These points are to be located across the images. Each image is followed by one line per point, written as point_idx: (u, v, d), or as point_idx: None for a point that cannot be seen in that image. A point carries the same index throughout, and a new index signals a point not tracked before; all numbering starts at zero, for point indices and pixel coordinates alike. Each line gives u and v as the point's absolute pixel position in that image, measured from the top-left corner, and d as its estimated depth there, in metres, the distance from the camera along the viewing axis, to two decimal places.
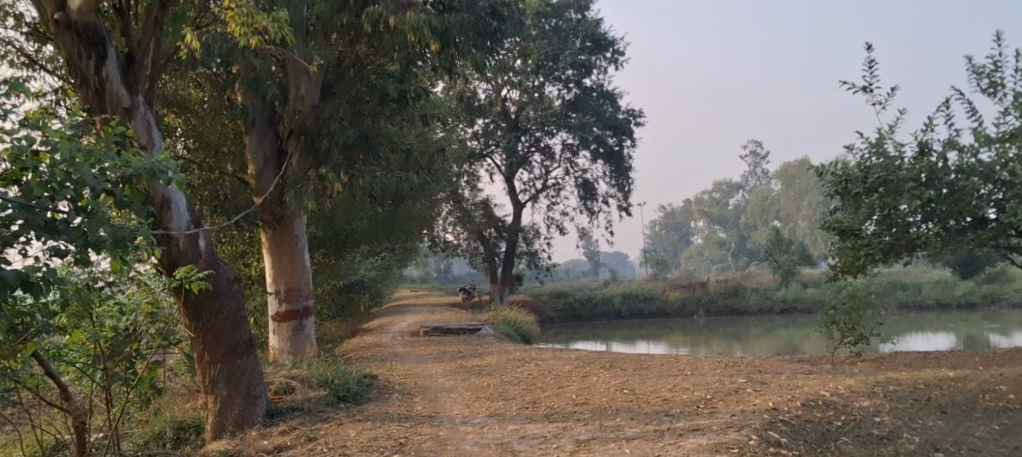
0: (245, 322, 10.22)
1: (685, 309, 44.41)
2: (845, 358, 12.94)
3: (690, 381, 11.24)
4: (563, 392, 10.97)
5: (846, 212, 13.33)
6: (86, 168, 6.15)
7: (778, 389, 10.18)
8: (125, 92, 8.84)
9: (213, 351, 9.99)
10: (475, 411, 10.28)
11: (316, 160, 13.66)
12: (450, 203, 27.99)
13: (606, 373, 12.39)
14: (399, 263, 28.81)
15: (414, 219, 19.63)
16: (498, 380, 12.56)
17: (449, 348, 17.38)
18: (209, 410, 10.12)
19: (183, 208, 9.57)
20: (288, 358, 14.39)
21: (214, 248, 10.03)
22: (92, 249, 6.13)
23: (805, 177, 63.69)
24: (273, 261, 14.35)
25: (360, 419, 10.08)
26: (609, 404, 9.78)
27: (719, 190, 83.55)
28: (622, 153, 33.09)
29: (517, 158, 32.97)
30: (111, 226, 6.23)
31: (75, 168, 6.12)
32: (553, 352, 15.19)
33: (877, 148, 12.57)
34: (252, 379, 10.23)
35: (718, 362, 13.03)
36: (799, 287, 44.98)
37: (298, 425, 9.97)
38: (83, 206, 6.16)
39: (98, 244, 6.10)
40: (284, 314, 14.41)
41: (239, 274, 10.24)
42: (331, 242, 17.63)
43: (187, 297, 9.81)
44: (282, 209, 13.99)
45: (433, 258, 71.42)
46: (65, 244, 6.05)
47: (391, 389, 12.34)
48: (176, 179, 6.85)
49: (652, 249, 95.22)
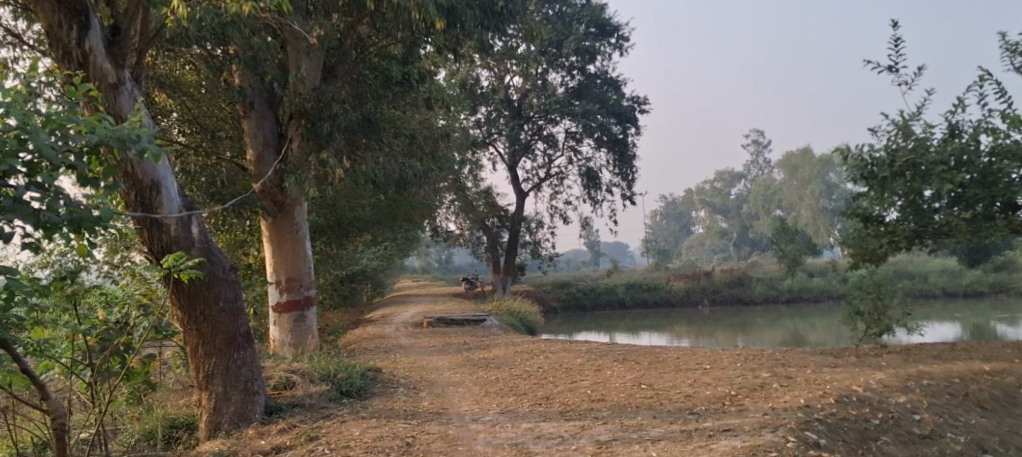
0: (242, 314, 9.65)
1: (690, 298, 43.82)
2: (871, 350, 12.37)
3: (711, 375, 10.68)
4: (577, 387, 10.41)
5: (868, 198, 12.86)
6: (43, 137, 5.72)
7: (806, 384, 9.62)
8: (110, 68, 8.23)
9: (207, 345, 9.43)
10: (486, 407, 9.72)
11: (318, 144, 13.07)
12: (453, 192, 27.40)
13: (620, 366, 11.83)
14: (402, 252, 28.26)
15: (418, 206, 19.04)
16: (508, 373, 12.01)
17: (455, 340, 16.80)
18: (204, 407, 9.56)
19: (173, 188, 9.01)
20: (288, 350, 13.87)
21: (208, 235, 9.45)
22: (47, 229, 5.71)
23: (807, 166, 63.06)
24: (273, 250, 13.78)
25: (364, 416, 9.52)
26: (628, 400, 9.22)
27: (720, 179, 82.88)
28: (627, 141, 32.48)
29: (521, 146, 32.35)
30: (68, 203, 5.81)
31: (31, 135, 5.68)
32: (562, 344, 14.63)
33: (902, 132, 12.13)
34: (250, 374, 9.67)
35: (738, 355, 12.47)
36: (805, 276, 44.42)
37: (298, 422, 9.41)
38: (37, 179, 5.72)
39: (51, 225, 5.68)
40: (284, 305, 13.85)
41: (236, 263, 9.66)
42: (332, 231, 17.06)
43: (181, 287, 9.23)
44: (282, 196, 13.39)
45: (435, 248, 70.86)
46: (14, 224, 5.61)
47: (396, 383, 11.78)
48: (149, 148, 6.37)
49: (653, 238, 94.60)
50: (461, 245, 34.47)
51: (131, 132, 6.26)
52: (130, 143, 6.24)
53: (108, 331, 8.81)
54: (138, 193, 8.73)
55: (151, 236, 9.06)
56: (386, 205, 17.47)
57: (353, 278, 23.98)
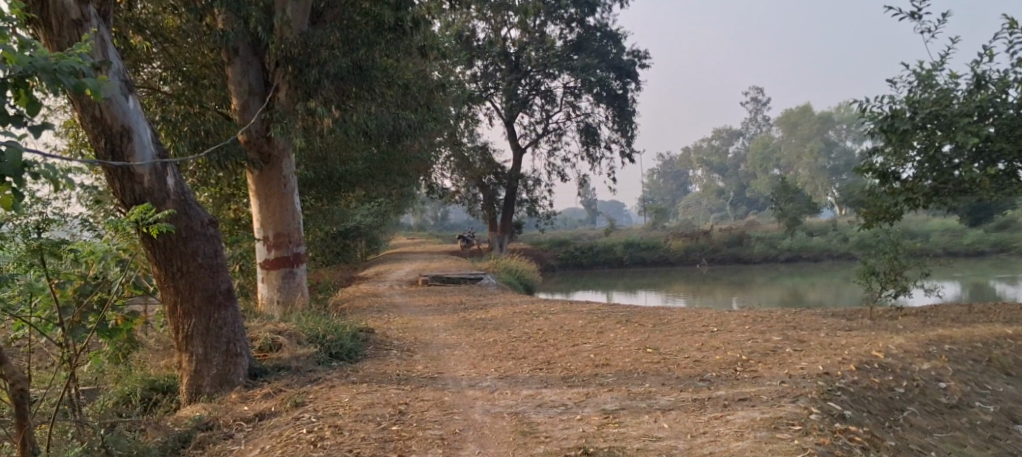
0: (223, 271, 9.10)
1: (688, 257, 43.27)
2: (884, 312, 11.86)
3: (719, 338, 10.14)
4: (580, 350, 9.88)
5: (884, 153, 12.26)
6: None
7: (822, 348, 9.08)
8: (73, 3, 7.84)
9: (186, 303, 8.89)
10: (483, 372, 9.18)
11: (305, 92, 12.44)
12: (449, 148, 26.72)
13: (623, 328, 11.30)
14: (398, 209, 27.67)
15: (412, 161, 18.40)
16: (506, 336, 11.46)
17: (451, 299, 16.27)
18: (184, 369, 9.04)
19: (146, 135, 8.43)
20: (277, 308, 13.36)
21: (185, 186, 8.88)
22: None
23: (807, 124, 62.24)
24: (259, 204, 13.19)
25: (354, 380, 8.98)
26: (634, 365, 8.68)
27: (719, 136, 81.53)
28: (627, 97, 31.77)
29: (518, 101, 31.55)
30: None
31: None
32: (562, 304, 14.09)
33: (923, 82, 11.50)
34: (232, 334, 9.13)
35: (747, 316, 11.93)
36: (805, 236, 43.90)
37: (284, 387, 8.88)
38: None
39: None
40: (273, 262, 13.32)
41: (216, 218, 9.08)
42: (323, 185, 16.43)
43: (157, 242, 8.67)
44: (269, 147, 12.79)
45: (431, 206, 70.24)
46: None
47: (389, 345, 11.24)
48: (86, 83, 5.76)
49: (651, 197, 93.97)
50: (457, 202, 33.85)
51: (63, 61, 5.70)
52: (62, 73, 5.69)
53: (81, 287, 8.40)
54: (110, 141, 8.17)
55: (123, 186, 8.49)
56: (379, 159, 16.83)
57: (346, 234, 23.39)
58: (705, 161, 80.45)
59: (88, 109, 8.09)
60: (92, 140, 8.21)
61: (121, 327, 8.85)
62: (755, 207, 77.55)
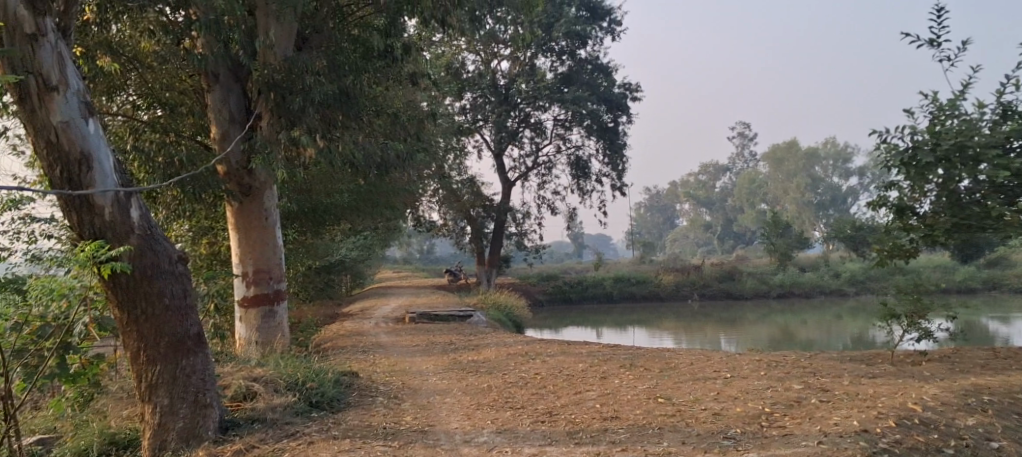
0: (193, 312, 8.23)
1: (679, 292, 42.46)
2: (906, 356, 11.07)
3: (735, 386, 9.35)
4: (584, 400, 9.07)
5: (903, 187, 11.47)
6: None
7: (852, 399, 8.29)
8: (27, 15, 7.23)
9: (151, 349, 8.04)
10: (479, 425, 8.32)
11: (289, 121, 11.65)
12: (436, 181, 25.92)
13: (628, 374, 10.48)
14: (384, 242, 26.92)
15: (401, 194, 17.59)
16: (500, 381, 10.63)
17: (440, 338, 15.39)
18: (147, 422, 8.17)
19: (107, 163, 7.56)
20: (254, 349, 12.44)
21: (152, 220, 8.05)
22: None
23: (793, 159, 61.66)
24: (238, 239, 12.34)
25: (336, 436, 8.11)
26: (647, 419, 7.87)
27: (705, 171, 80.54)
28: (617, 130, 31.12)
29: (507, 134, 30.63)
30: None
31: None
32: (559, 346, 13.24)
33: (945, 113, 10.77)
34: (201, 383, 8.25)
35: (759, 361, 11.15)
36: (796, 272, 43.15)
37: (258, 443, 8.07)
38: None
39: None
40: (252, 299, 12.46)
41: (186, 254, 8.24)
42: (307, 219, 15.62)
43: (119, 281, 7.85)
44: (250, 178, 12.01)
45: (417, 239, 69.15)
46: None
47: (375, 392, 10.36)
48: None
49: (637, 231, 93.29)
50: (444, 236, 32.98)
51: None
52: None
53: (45, 328, 8.23)
54: (66, 168, 7.35)
55: (81, 220, 7.72)
56: (366, 191, 16.01)
57: (329, 269, 22.50)
58: (692, 196, 79.71)
59: (43, 133, 7.32)
60: (47, 169, 7.40)
61: (84, 370, 8.55)
62: (743, 242, 76.94)
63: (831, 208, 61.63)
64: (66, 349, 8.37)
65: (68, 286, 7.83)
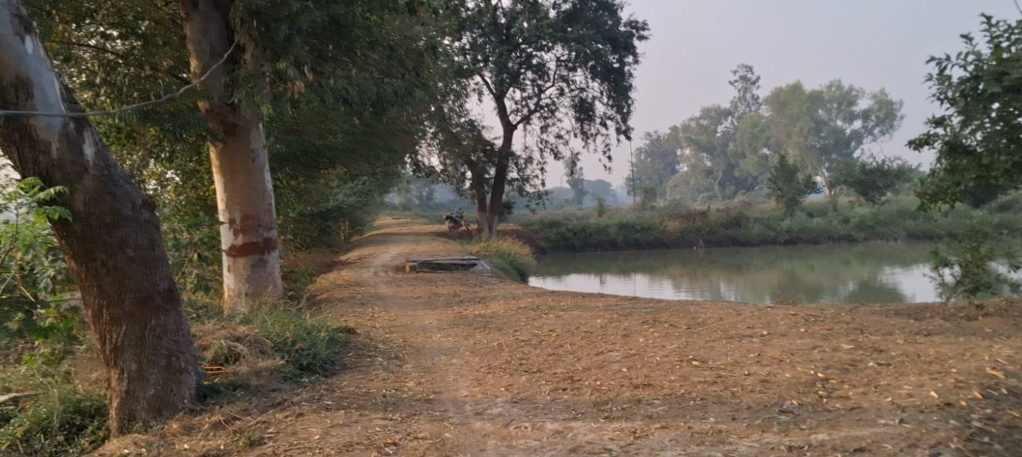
0: (162, 265, 7.22)
1: (684, 239, 41.32)
2: (959, 310, 10.03)
3: (777, 346, 8.34)
4: (608, 363, 8.06)
5: (956, 120, 10.25)
6: None
7: (917, 362, 7.24)
8: None
9: (113, 307, 7.02)
10: (492, 394, 7.29)
11: (275, 54, 10.47)
12: (434, 124, 24.59)
13: (654, 332, 9.44)
14: (382, 188, 25.80)
15: (399, 136, 16.37)
16: (510, 338, 9.63)
17: (443, 290, 14.36)
18: (112, 389, 7.16)
19: (51, 91, 6.62)
20: (244, 301, 11.45)
21: (110, 158, 7.01)
22: None
23: (797, 103, 60.08)
24: (224, 182, 11.23)
25: (330, 407, 7.10)
26: (685, 388, 6.85)
27: (707, 115, 78.87)
28: (623, 70, 29.77)
29: (508, 75, 29.20)
30: None
31: None
32: (572, 299, 12.19)
33: (1010, 37, 9.52)
34: (175, 344, 7.25)
35: (796, 316, 10.11)
36: (805, 217, 41.98)
37: (240, 414, 7.09)
38: None
39: None
40: (240, 248, 11.42)
41: (152, 199, 7.18)
42: (300, 161, 14.50)
43: (72, 229, 6.82)
44: (234, 116, 10.90)
45: (415, 185, 67.46)
46: None
47: (373, 351, 9.31)
48: None
49: (637, 177, 91.87)
50: (444, 182, 31.77)
51: None
52: None
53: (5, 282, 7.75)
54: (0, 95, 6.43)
55: (22, 157, 6.69)
56: (362, 131, 14.80)
57: (323, 215, 21.35)
58: (693, 140, 78.12)
59: None
60: None
61: (59, 324, 7.92)
62: (744, 187, 75.72)
63: (835, 153, 60.64)
64: (28, 303, 7.71)
65: (35, 234, 6.78)
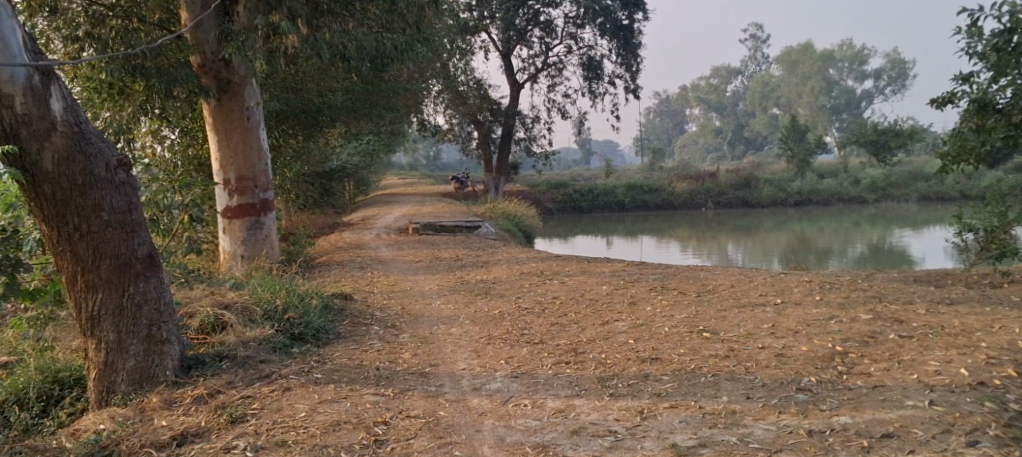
0: (142, 230, 6.82)
1: (692, 201, 40.76)
2: (983, 277, 9.59)
3: (792, 316, 7.92)
4: (613, 333, 7.66)
5: (985, 76, 9.75)
6: None
7: (942, 335, 6.82)
8: None
9: (88, 274, 6.63)
10: (491, 367, 6.90)
11: (268, 6, 9.98)
12: (440, 83, 23.96)
13: (662, 300, 9.01)
14: (388, 148, 25.29)
15: (400, 94, 15.84)
16: (512, 306, 9.23)
17: (445, 254, 13.98)
18: (90, 360, 6.78)
19: (13, 39, 6.25)
20: (240, 264, 11.08)
21: (81, 113, 6.58)
22: None
23: (808, 62, 59.14)
24: (218, 141, 10.78)
25: (321, 380, 6.73)
26: (696, 363, 6.43)
27: (716, 74, 77.82)
28: (633, 27, 29.13)
29: (515, 32, 28.53)
30: None
31: None
32: (576, 264, 11.79)
33: None
34: (155, 314, 6.85)
35: (810, 283, 9.70)
36: (816, 177, 41.35)
37: (225, 387, 6.72)
38: None
39: None
40: (235, 210, 11.02)
41: (129, 159, 6.77)
42: (298, 120, 14.03)
43: (42, 190, 6.43)
44: (226, 73, 10.46)
45: (421, 144, 66.72)
46: None
47: (369, 319, 8.92)
48: None
49: (645, 137, 90.99)
50: (451, 141, 31.22)
51: None
52: None
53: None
54: None
55: None
56: (362, 88, 14.25)
57: (325, 176, 20.86)
58: (702, 100, 77.23)
59: None
60: None
61: (44, 288, 7.54)
62: (753, 147, 74.81)
63: (846, 112, 59.65)
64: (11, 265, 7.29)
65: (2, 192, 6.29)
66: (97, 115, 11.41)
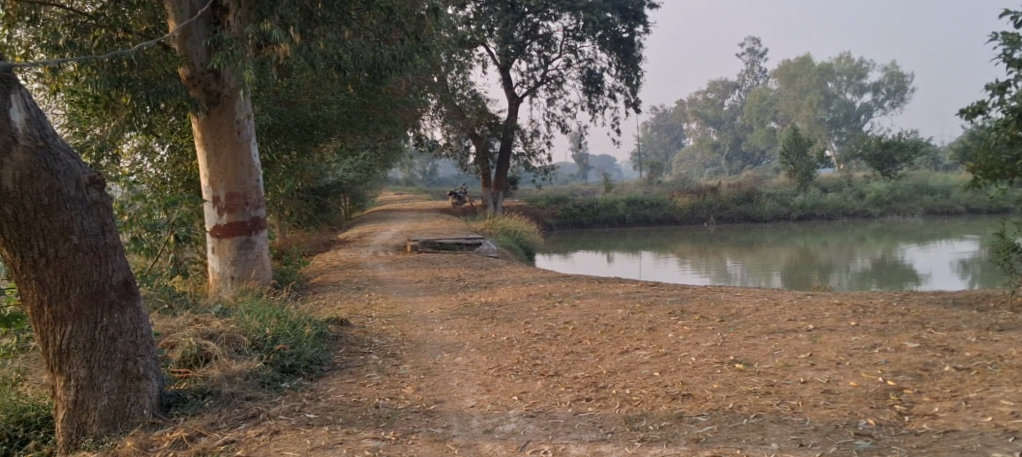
0: (117, 254, 6.13)
1: (695, 216, 40.03)
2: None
3: (830, 344, 7.25)
4: (635, 364, 6.96)
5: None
6: None
7: (1003, 367, 6.18)
8: None
9: (55, 303, 5.93)
10: (503, 404, 6.20)
11: (259, 13, 9.32)
12: (436, 97, 23.25)
13: (684, 326, 8.32)
14: (384, 163, 24.59)
15: (398, 106, 15.16)
16: (521, 332, 8.52)
17: (446, 273, 13.28)
18: (57, 398, 6.07)
19: None
20: (229, 286, 10.37)
21: (47, 125, 5.89)
22: None
23: (806, 75, 58.75)
24: (208, 157, 10.07)
25: (318, 420, 6.06)
26: (736, 401, 5.74)
27: (714, 88, 77.32)
28: (633, 41, 28.50)
29: (514, 46, 27.85)
30: None
31: None
32: (587, 285, 11.09)
33: None
34: (131, 345, 6.16)
35: (841, 305, 9.01)
36: (819, 191, 40.70)
37: (209, 429, 6.04)
38: None
39: None
40: (225, 228, 10.31)
41: (102, 175, 6.09)
42: (291, 134, 13.34)
43: (3, 212, 5.73)
44: (216, 85, 9.76)
45: (419, 158, 65.98)
46: None
47: (367, 348, 8.22)
48: None
49: (643, 151, 90.32)
50: (448, 156, 30.52)
51: None
52: None
53: None
54: None
55: None
56: (359, 101, 13.57)
57: (319, 191, 20.13)
58: (700, 114, 76.72)
59: None
60: None
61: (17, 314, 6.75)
62: (751, 162, 74.04)
63: (845, 126, 59.03)
64: None
65: None
66: (82, 130, 10.78)
